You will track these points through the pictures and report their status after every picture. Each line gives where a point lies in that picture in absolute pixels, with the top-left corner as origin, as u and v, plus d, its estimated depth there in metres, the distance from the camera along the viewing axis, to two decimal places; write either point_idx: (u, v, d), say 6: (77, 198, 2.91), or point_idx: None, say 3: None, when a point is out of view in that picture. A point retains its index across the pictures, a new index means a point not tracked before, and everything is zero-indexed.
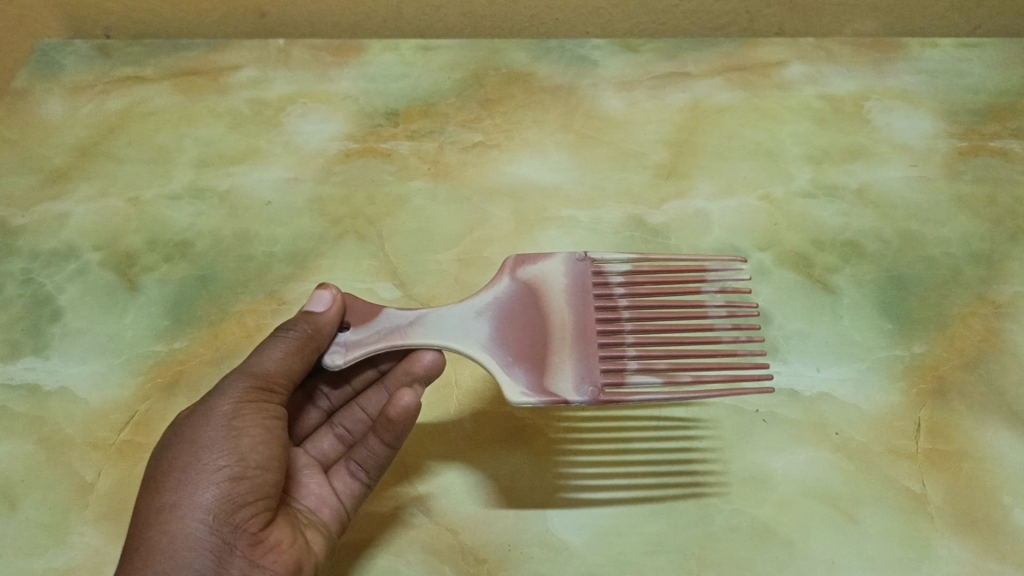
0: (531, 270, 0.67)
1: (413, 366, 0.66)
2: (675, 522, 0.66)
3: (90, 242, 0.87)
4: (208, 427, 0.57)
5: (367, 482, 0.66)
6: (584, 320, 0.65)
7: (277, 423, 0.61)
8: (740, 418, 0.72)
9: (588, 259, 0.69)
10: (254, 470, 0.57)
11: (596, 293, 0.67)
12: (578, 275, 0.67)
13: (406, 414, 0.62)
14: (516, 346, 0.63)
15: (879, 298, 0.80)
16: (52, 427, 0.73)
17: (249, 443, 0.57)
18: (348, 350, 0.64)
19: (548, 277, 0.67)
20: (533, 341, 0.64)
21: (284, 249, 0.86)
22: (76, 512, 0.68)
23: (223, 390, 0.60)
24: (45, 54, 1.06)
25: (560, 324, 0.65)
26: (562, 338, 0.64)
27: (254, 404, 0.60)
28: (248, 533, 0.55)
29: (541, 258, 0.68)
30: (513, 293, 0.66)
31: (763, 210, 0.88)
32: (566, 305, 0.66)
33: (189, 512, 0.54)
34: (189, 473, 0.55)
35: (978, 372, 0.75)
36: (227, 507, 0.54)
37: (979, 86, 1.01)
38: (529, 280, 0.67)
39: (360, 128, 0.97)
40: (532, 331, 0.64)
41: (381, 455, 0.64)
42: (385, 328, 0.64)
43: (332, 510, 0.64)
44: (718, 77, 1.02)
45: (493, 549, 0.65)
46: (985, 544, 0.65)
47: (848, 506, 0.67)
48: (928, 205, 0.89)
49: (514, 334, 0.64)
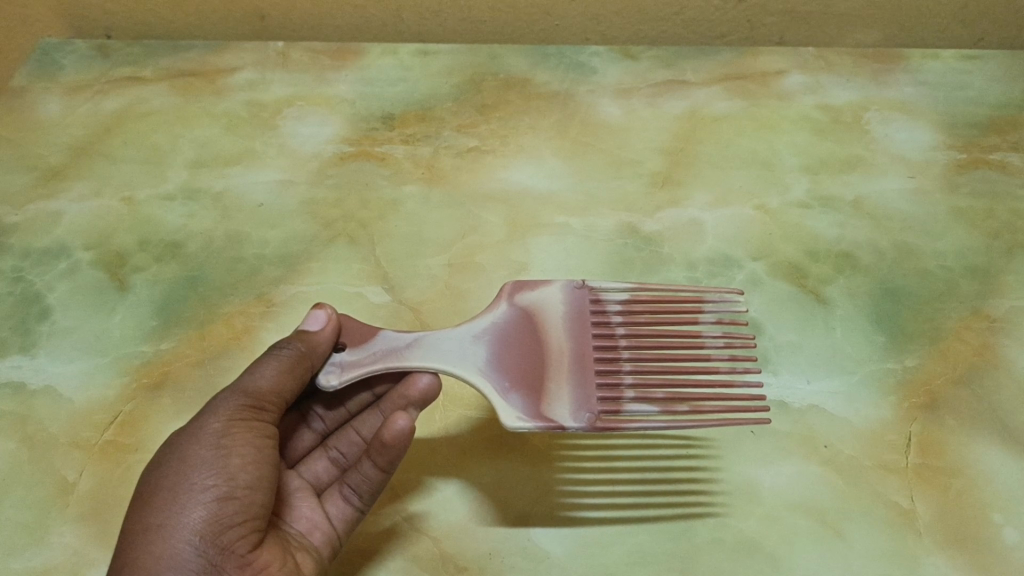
0: (529, 297, 0.67)
1: (408, 390, 0.66)
2: (663, 540, 0.65)
3: (81, 241, 0.87)
4: (198, 445, 0.57)
5: (361, 507, 0.65)
6: (581, 347, 0.65)
7: (269, 442, 0.60)
8: (730, 434, 0.71)
9: (586, 286, 0.68)
10: (243, 490, 0.56)
11: (593, 320, 0.67)
12: (575, 301, 0.67)
13: (400, 438, 0.61)
14: (513, 370, 0.63)
15: (872, 311, 0.79)
16: (37, 426, 0.72)
17: (239, 462, 0.57)
18: (344, 369, 0.64)
19: (546, 303, 0.67)
20: (529, 366, 0.63)
21: (276, 252, 0.85)
22: (56, 512, 0.67)
23: (215, 408, 0.59)
24: (45, 53, 1.07)
25: (558, 351, 0.64)
26: (559, 363, 0.64)
27: (245, 422, 0.59)
28: (236, 555, 0.54)
29: (539, 285, 0.68)
30: (510, 318, 0.66)
31: (758, 220, 0.87)
32: (563, 331, 0.65)
33: (176, 531, 0.53)
34: (177, 492, 0.55)
35: (970, 387, 0.74)
36: (214, 528, 0.54)
37: (980, 99, 1.00)
38: (527, 306, 0.66)
39: (355, 131, 0.97)
40: (529, 356, 0.64)
41: (374, 479, 0.64)
42: (381, 349, 0.64)
43: (324, 533, 0.64)
44: (717, 86, 1.02)
45: (474, 557, 0.64)
46: (974, 562, 0.64)
47: (836, 522, 0.66)
48: (925, 217, 0.88)
49: (511, 358, 0.64)
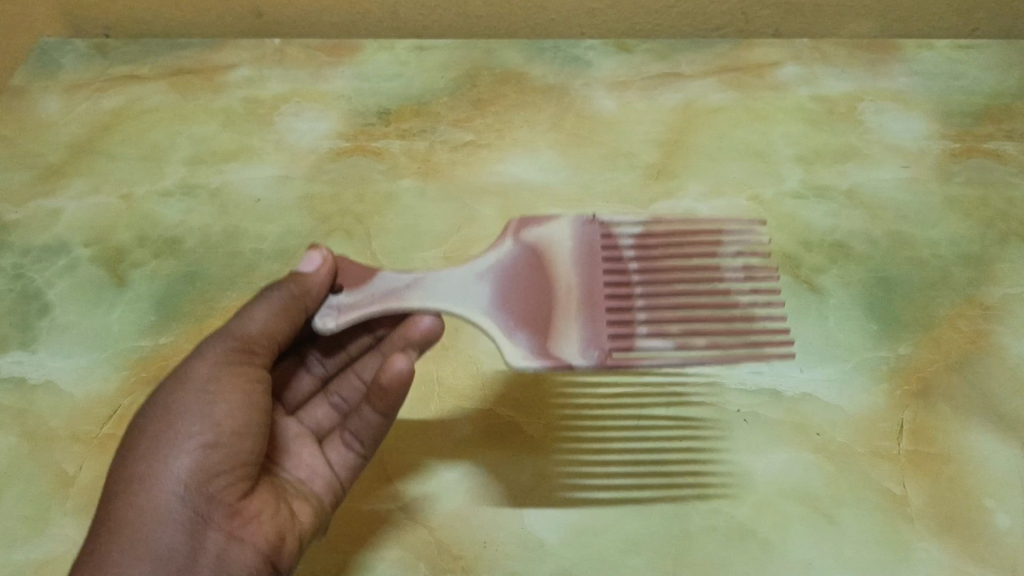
0: (535, 233, 0.66)
1: (410, 331, 0.66)
2: (656, 527, 0.66)
3: (80, 238, 0.88)
4: (184, 393, 0.58)
5: (362, 453, 0.66)
6: (590, 282, 0.64)
7: (259, 388, 0.61)
8: (721, 419, 0.71)
9: (597, 221, 0.67)
10: (230, 437, 0.57)
11: (604, 255, 0.66)
12: (586, 237, 0.66)
13: (398, 380, 0.62)
14: (518, 310, 0.63)
15: (866, 299, 0.80)
16: (37, 420, 0.73)
17: (225, 409, 0.58)
18: (340, 312, 0.64)
19: (553, 239, 0.66)
20: (535, 304, 0.63)
21: (273, 247, 0.86)
22: (57, 504, 0.68)
23: (203, 354, 0.61)
24: (44, 53, 1.07)
25: (566, 287, 0.64)
26: (568, 300, 0.63)
27: (234, 368, 0.60)
28: (224, 503, 0.56)
29: (546, 221, 0.67)
30: (516, 257, 0.66)
31: (752, 211, 0.88)
32: (571, 268, 0.65)
33: (161, 481, 0.55)
34: (162, 441, 0.56)
35: (963, 374, 0.74)
36: (199, 477, 0.55)
37: (975, 88, 1.00)
38: (534, 244, 0.66)
39: (352, 126, 0.98)
40: (535, 295, 0.64)
41: (375, 424, 0.65)
42: (380, 291, 0.64)
43: (325, 481, 0.65)
44: (712, 78, 1.02)
45: (469, 545, 0.65)
46: (965, 546, 0.64)
47: (828, 508, 0.66)
48: (919, 206, 0.88)
49: (516, 297, 0.64)
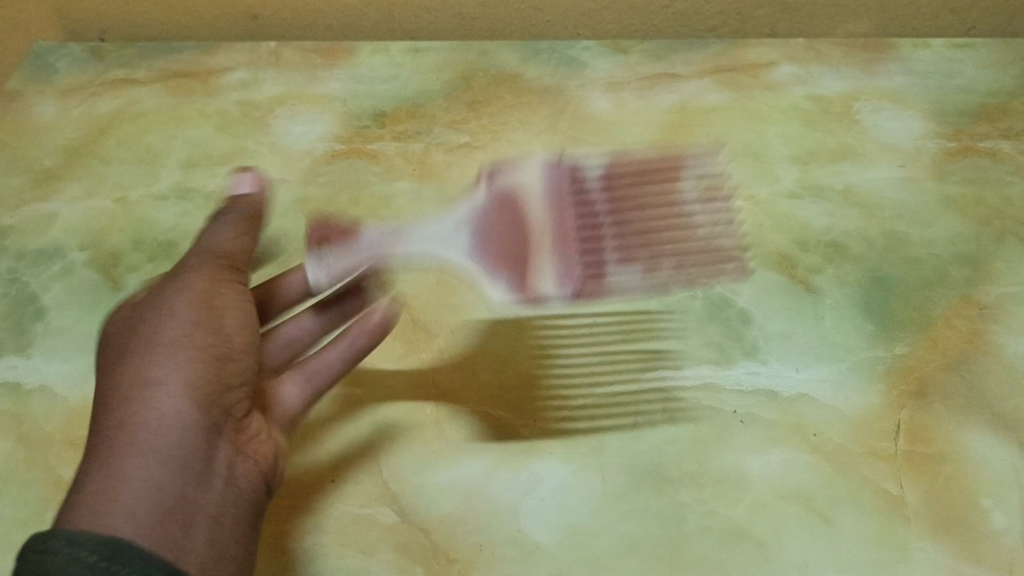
0: (506, 177, 0.79)
1: (366, 323, 0.73)
2: (652, 528, 0.65)
3: (75, 242, 0.87)
4: (170, 314, 0.64)
5: (326, 381, 0.72)
6: (573, 292, 0.73)
7: (244, 306, 0.69)
8: (717, 421, 0.71)
9: (561, 160, 0.79)
10: (220, 348, 0.64)
11: (569, 195, 0.79)
12: (553, 177, 0.79)
13: (284, 407, 0.69)
14: (501, 249, 0.78)
15: (862, 299, 0.80)
16: (32, 425, 0.73)
17: (212, 323, 0.65)
18: (328, 273, 0.77)
19: (526, 181, 0.79)
20: (515, 241, 0.77)
21: (269, 250, 0.86)
22: (53, 510, 0.68)
23: (180, 287, 0.67)
24: (39, 56, 1.06)
25: (538, 224, 0.78)
26: (542, 234, 0.78)
27: (221, 288, 0.69)
28: (223, 411, 0.62)
29: (515, 166, 0.79)
30: (493, 200, 0.79)
31: (748, 211, 0.87)
32: (541, 206, 0.79)
33: (156, 393, 0.59)
34: (151, 356, 0.61)
35: (959, 373, 0.74)
36: (199, 388, 0.60)
37: (971, 86, 1.00)
38: (507, 186, 0.79)
39: (347, 129, 0.98)
40: (513, 233, 0.78)
41: (333, 372, 0.72)
42: (366, 248, 0.77)
43: (288, 410, 0.69)
44: (707, 78, 1.02)
45: (465, 548, 0.65)
46: (962, 546, 0.64)
47: (825, 509, 0.66)
48: (915, 205, 0.88)
49: (497, 239, 0.79)
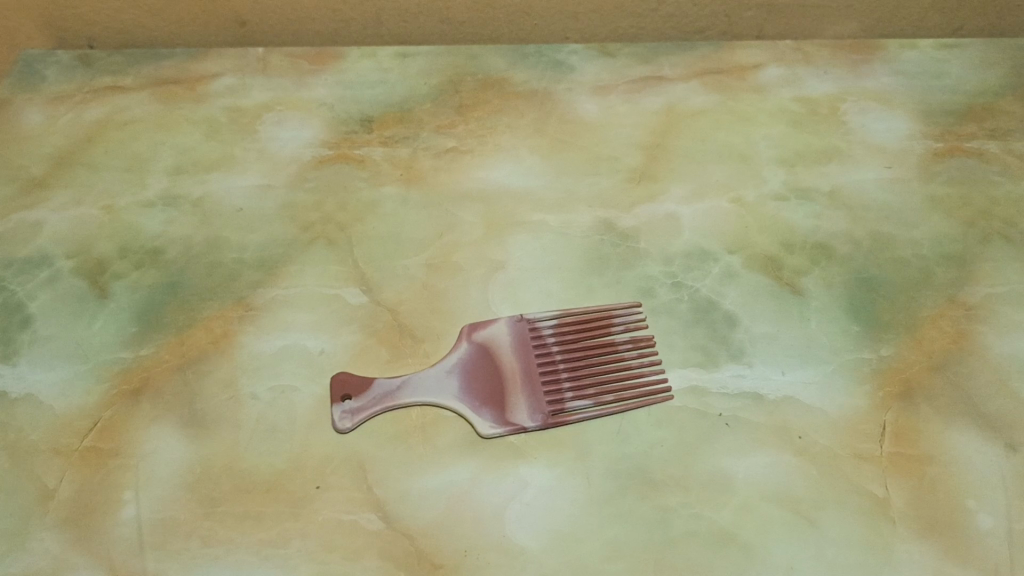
0: (474, 342, 0.76)
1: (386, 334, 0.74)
2: (637, 532, 0.65)
3: (62, 250, 0.87)
4: None
5: None
6: (527, 365, 0.75)
7: None
8: (703, 425, 0.71)
9: (525, 321, 0.77)
10: None
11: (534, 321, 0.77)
12: (520, 333, 0.76)
13: None
14: (482, 392, 0.73)
15: (848, 301, 0.80)
16: (17, 434, 0.73)
17: None
18: (354, 413, 0.72)
19: (495, 339, 0.76)
20: (490, 392, 0.73)
21: (255, 256, 0.86)
22: (37, 519, 0.68)
23: None
24: (27, 64, 1.06)
25: (511, 372, 0.74)
26: (515, 382, 0.74)
27: None
28: None
29: (482, 331, 0.77)
30: (467, 358, 0.75)
31: (734, 213, 0.88)
32: (511, 357, 0.75)
33: None
34: None
35: (944, 374, 0.74)
36: None
37: (957, 87, 1.00)
38: (477, 348, 0.76)
39: (334, 134, 0.98)
40: (489, 382, 0.74)
41: None
42: (378, 394, 0.73)
43: None
44: (694, 81, 1.02)
45: (450, 554, 0.65)
46: (947, 547, 0.64)
47: (811, 512, 0.66)
48: (902, 206, 0.88)
49: (476, 382, 0.74)
